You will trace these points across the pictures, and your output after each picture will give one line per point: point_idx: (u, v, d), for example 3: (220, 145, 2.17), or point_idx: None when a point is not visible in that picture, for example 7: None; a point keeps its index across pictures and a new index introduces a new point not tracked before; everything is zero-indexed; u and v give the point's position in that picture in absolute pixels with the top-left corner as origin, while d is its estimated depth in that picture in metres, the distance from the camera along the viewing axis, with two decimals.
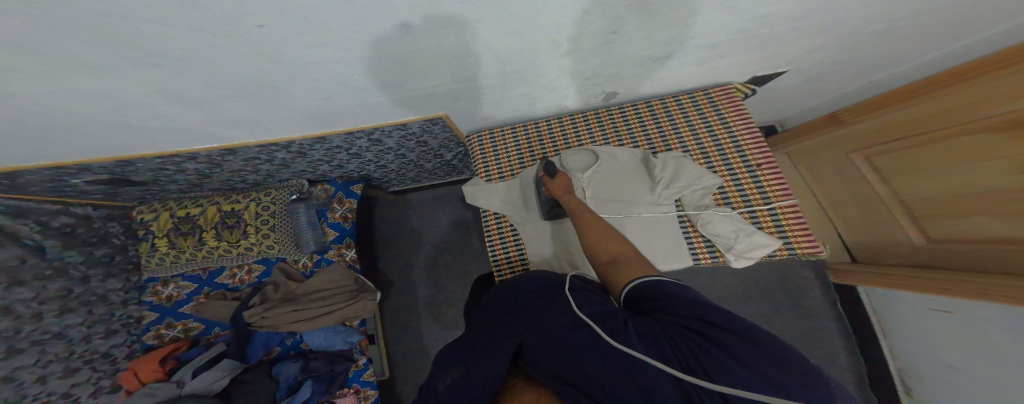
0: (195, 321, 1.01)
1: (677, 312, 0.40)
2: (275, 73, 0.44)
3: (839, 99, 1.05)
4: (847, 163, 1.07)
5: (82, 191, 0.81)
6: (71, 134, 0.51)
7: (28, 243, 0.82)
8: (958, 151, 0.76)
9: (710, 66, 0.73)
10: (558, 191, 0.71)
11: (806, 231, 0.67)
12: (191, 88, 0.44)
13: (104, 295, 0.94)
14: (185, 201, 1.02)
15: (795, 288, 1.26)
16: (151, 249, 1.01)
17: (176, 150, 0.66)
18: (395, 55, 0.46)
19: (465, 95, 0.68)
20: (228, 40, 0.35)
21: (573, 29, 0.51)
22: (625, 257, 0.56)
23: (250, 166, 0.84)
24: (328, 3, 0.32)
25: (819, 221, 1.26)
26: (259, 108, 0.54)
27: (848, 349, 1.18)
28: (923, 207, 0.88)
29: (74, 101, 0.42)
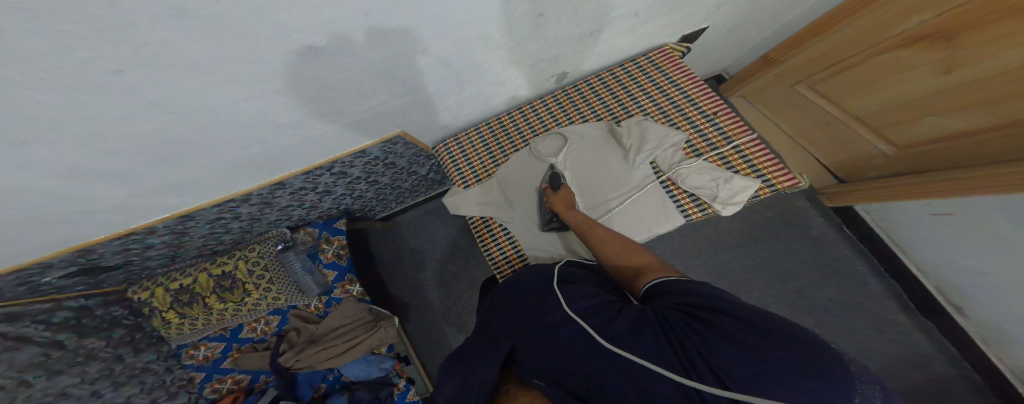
0: (241, 373, 1.04)
1: (680, 301, 0.42)
2: (202, 111, 0.43)
3: (773, 37, 1.08)
4: (798, 94, 1.12)
5: (64, 287, 0.80)
6: (35, 221, 0.51)
7: (42, 340, 0.77)
8: (910, 56, 0.78)
9: (642, 32, 0.73)
10: (562, 207, 0.71)
11: (779, 166, 0.67)
12: (125, 144, 0.43)
13: (146, 366, 0.95)
14: (175, 273, 1.01)
15: (798, 220, 1.25)
16: (164, 322, 0.99)
17: (129, 228, 0.67)
18: (319, 81, 0.47)
19: (414, 107, 0.68)
20: (124, 86, 0.34)
21: (497, 21, 0.51)
22: (649, 268, 0.55)
23: (219, 227, 0.84)
24: (207, 35, 0.31)
25: (792, 150, 1.28)
26: (208, 155, 0.53)
27: (870, 268, 1.16)
28: (889, 115, 0.91)
29: (18, 185, 0.42)
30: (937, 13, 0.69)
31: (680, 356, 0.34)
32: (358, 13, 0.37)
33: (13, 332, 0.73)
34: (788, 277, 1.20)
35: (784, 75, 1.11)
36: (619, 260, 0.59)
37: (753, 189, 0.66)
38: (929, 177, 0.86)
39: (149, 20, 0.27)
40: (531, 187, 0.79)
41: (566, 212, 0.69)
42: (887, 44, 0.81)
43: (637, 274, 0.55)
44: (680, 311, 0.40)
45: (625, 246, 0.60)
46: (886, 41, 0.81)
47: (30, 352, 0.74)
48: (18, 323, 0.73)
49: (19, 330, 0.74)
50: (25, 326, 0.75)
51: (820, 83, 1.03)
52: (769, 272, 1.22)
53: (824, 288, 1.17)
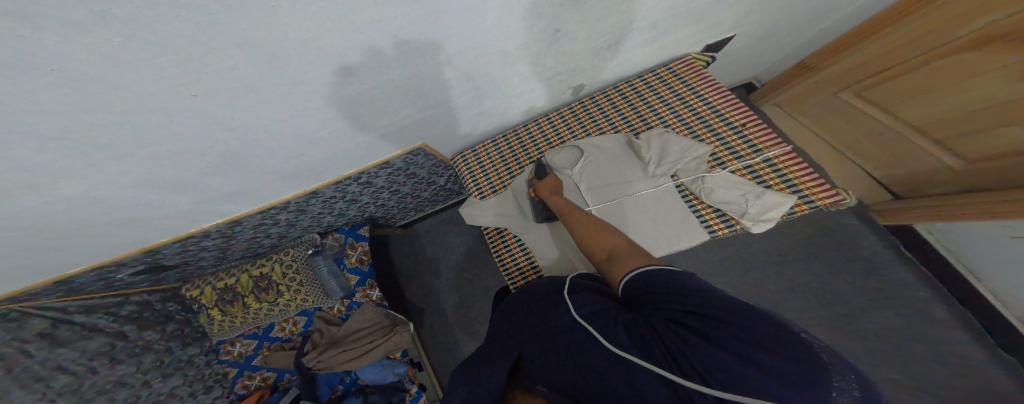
0: (269, 370, 1.10)
1: (663, 304, 0.39)
2: (247, 130, 0.47)
3: (810, 43, 1.03)
4: (841, 102, 1.06)
5: (133, 283, 0.89)
6: (108, 227, 0.58)
7: (109, 330, 0.88)
8: (975, 61, 0.71)
9: (662, 43, 0.72)
10: (546, 192, 0.73)
11: (817, 180, 0.62)
12: (182, 160, 0.48)
13: (191, 360, 1.02)
14: (221, 273, 1.10)
15: (843, 238, 1.14)
16: (209, 318, 1.08)
17: (187, 232, 0.74)
18: (354, 98, 0.50)
19: (435, 120, 0.71)
20: (184, 109, 0.38)
21: (517, 38, 0.53)
22: (621, 252, 0.53)
23: (260, 232, 0.91)
24: (256, 60, 0.35)
25: (836, 163, 1.19)
26: (250, 169, 0.59)
27: (935, 296, 1.02)
28: (956, 124, 0.82)
29: (95, 195, 0.48)
30: (1009, 13, 0.63)
31: (665, 355, 0.34)
32: (387, 34, 0.40)
33: (87, 322, 0.84)
34: (836, 303, 1.08)
35: (829, 80, 1.05)
36: (593, 243, 0.58)
37: (788, 205, 0.62)
38: (1001, 195, 0.77)
39: (210, 47, 0.31)
40: None
41: (550, 196, 0.71)
42: (951, 46, 0.74)
43: (609, 259, 0.54)
44: (660, 304, 0.39)
45: (601, 229, 0.59)
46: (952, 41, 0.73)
47: (100, 341, 0.85)
48: (95, 314, 0.85)
49: (94, 321, 0.85)
50: (98, 317, 0.86)
51: (867, 90, 0.96)
52: (811, 296, 1.10)
53: (880, 317, 1.04)
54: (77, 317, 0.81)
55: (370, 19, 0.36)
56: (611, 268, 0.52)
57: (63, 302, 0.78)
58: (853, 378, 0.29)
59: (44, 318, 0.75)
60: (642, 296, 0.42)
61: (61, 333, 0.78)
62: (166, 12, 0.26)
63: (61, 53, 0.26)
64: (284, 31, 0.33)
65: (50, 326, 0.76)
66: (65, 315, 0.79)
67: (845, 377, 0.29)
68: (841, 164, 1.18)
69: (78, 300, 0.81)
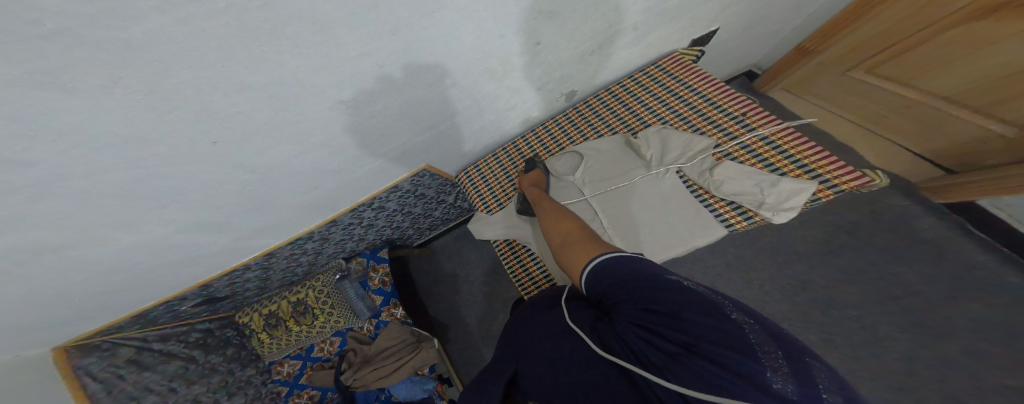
0: (314, 388, 1.15)
1: (621, 305, 0.37)
2: (265, 170, 0.53)
3: (815, 18, 0.98)
4: (855, 81, 1.00)
5: (195, 313, 1.00)
6: (164, 268, 0.66)
7: (182, 355, 0.97)
8: (994, 24, 0.67)
9: (648, 42, 0.71)
10: (526, 184, 0.76)
11: (837, 162, 0.58)
12: (215, 202, 0.55)
13: (248, 380, 1.09)
14: (265, 301, 1.20)
15: (892, 220, 1.02)
16: (260, 341, 1.18)
17: (231, 265, 0.82)
18: (356, 130, 0.55)
19: (435, 142, 0.75)
20: (205, 156, 0.44)
21: (500, 55, 0.55)
22: (575, 238, 0.55)
23: (292, 262, 1.00)
24: (261, 103, 0.40)
25: (866, 141, 1.09)
26: (274, 205, 0.65)
27: (1020, 277, 0.88)
28: (995, 89, 0.74)
29: (150, 239, 0.55)
30: None
31: (635, 358, 0.33)
32: (373, 66, 0.43)
33: (163, 349, 0.94)
34: (896, 294, 0.96)
35: (838, 59, 1.00)
36: (555, 230, 0.60)
37: (809, 192, 0.57)
38: None
39: (218, 95, 0.36)
40: None
41: (529, 187, 0.74)
42: (962, 12, 0.70)
43: (564, 245, 0.55)
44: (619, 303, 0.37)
45: (566, 219, 0.61)
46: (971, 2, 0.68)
47: (175, 364, 0.95)
48: (170, 341, 0.95)
49: (170, 347, 0.95)
50: (172, 344, 0.96)
51: (883, 64, 0.91)
52: (863, 287, 0.99)
53: (952, 306, 0.91)
54: (155, 345, 0.92)
55: (355, 53, 0.40)
56: (565, 252, 0.53)
57: (142, 333, 0.89)
58: (787, 352, 0.27)
59: (128, 347, 0.86)
60: (605, 296, 0.40)
61: (144, 358, 0.88)
62: (171, 69, 0.30)
63: (104, 113, 0.31)
64: (279, 74, 0.37)
65: (133, 353, 0.87)
66: (144, 342, 0.90)
67: (772, 354, 0.27)
68: (873, 141, 1.08)
69: (154, 330, 0.92)
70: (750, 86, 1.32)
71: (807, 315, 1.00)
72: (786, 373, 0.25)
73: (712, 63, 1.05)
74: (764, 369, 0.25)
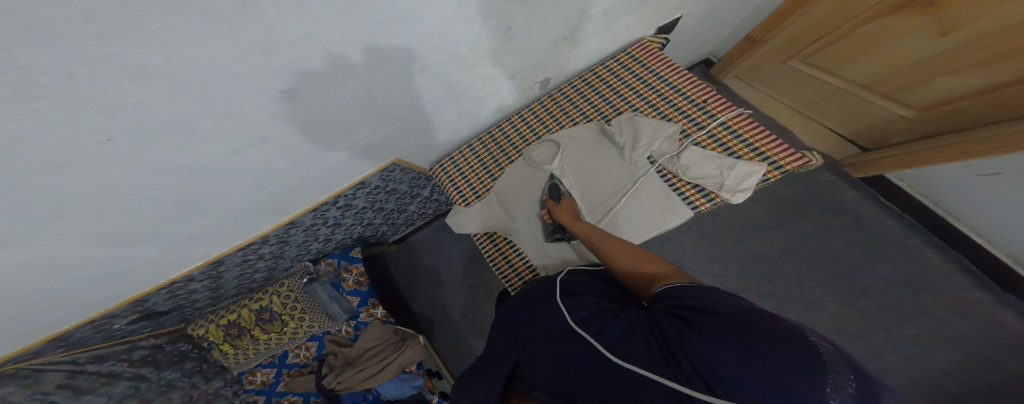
0: (295, 394, 1.10)
1: (672, 305, 0.41)
2: (205, 167, 0.48)
3: (761, 13, 1.05)
4: (792, 69, 1.10)
5: (137, 329, 0.87)
6: (90, 282, 0.58)
7: (130, 374, 0.86)
8: (907, 18, 0.76)
9: (616, 29, 0.72)
10: (565, 216, 0.70)
11: (782, 146, 0.64)
12: (142, 205, 0.48)
13: (217, 392, 1.02)
14: (221, 311, 1.10)
15: (827, 196, 1.16)
16: (222, 353, 1.09)
17: (171, 277, 0.74)
18: (309, 120, 0.50)
19: (402, 133, 0.71)
20: (124, 150, 0.38)
21: (467, 41, 0.53)
22: (662, 276, 0.51)
23: (249, 268, 0.91)
24: (194, 91, 0.35)
25: (803, 124, 1.21)
26: (225, 204, 0.59)
27: (919, 239, 1.05)
28: (904, 76, 0.86)
29: (63, 253, 0.47)
30: None
31: (667, 351, 0.35)
32: (326, 50, 0.40)
33: (106, 369, 0.81)
34: (827, 260, 1.10)
35: (776, 50, 1.09)
36: (630, 267, 0.56)
37: (760, 173, 0.63)
38: (966, 133, 0.80)
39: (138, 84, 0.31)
40: (535, 201, 0.79)
41: (571, 222, 0.67)
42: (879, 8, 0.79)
43: (650, 282, 0.52)
44: (671, 304, 0.41)
45: (639, 254, 0.57)
46: None
47: (122, 385, 0.82)
48: (109, 362, 0.82)
49: (110, 368, 0.82)
50: (113, 364, 0.83)
51: (815, 54, 1.01)
52: (801, 256, 1.13)
53: (868, 266, 1.07)
54: (92, 367, 0.79)
55: (300, 36, 0.36)
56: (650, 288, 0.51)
57: (74, 354, 0.75)
58: (856, 381, 0.28)
59: (58, 370, 0.72)
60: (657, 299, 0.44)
61: (81, 383, 0.75)
62: (62, 54, 0.24)
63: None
64: (216, 60, 0.33)
65: (67, 377, 0.73)
66: (80, 366, 0.76)
67: (843, 376, 0.28)
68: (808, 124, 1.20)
69: (89, 351, 0.78)
70: (707, 74, 1.39)
71: (756, 284, 1.13)
72: (849, 393, 0.27)
73: (674, 52, 1.10)
74: (826, 382, 0.27)
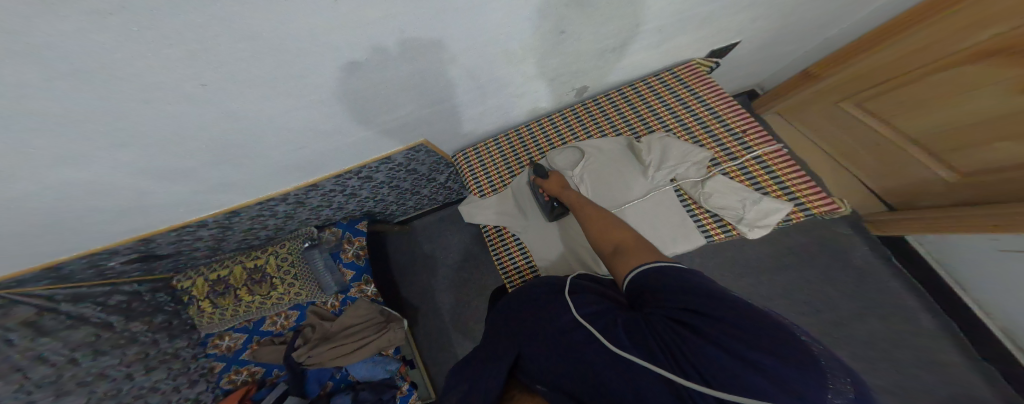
0: (257, 365, 1.07)
1: (664, 303, 0.39)
2: (249, 123, 0.48)
3: (820, 49, 1.04)
4: (841, 112, 1.08)
5: (125, 271, 0.90)
6: (111, 213, 0.59)
7: (97, 320, 0.90)
8: (966, 77, 0.74)
9: (668, 46, 0.72)
10: (555, 189, 0.72)
11: (815, 189, 0.63)
12: (182, 152, 0.49)
13: (176, 353, 1.02)
14: (216, 264, 1.11)
15: (837, 247, 1.16)
16: (198, 311, 1.08)
17: (185, 220, 0.73)
18: (357, 93, 0.50)
19: (437, 117, 0.70)
20: (185, 100, 0.38)
21: (522, 37, 0.53)
22: (628, 246, 0.53)
23: (258, 223, 0.90)
24: (267, 50, 0.35)
25: (836, 173, 1.20)
26: (258, 159, 0.59)
27: (925, 306, 1.03)
28: (952, 138, 0.83)
29: (96, 183, 0.49)
30: (1000, 30, 0.65)
31: (667, 355, 0.34)
32: (393, 29, 0.39)
33: (74, 312, 0.85)
34: (828, 310, 1.09)
35: (829, 90, 1.07)
36: (601, 238, 0.58)
37: (784, 212, 0.62)
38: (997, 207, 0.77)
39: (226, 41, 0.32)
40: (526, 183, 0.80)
41: (560, 191, 0.71)
42: (941, 62, 0.77)
43: (615, 253, 0.53)
44: (662, 302, 0.39)
45: (613, 225, 0.59)
46: (962, 50, 0.72)
47: (84, 331, 0.86)
48: (81, 304, 0.87)
49: (81, 311, 0.87)
50: (84, 307, 0.87)
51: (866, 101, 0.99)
52: (802, 303, 1.12)
53: (870, 326, 1.05)
54: (64, 307, 0.83)
55: (377, 15, 0.36)
56: (615, 262, 0.52)
57: (52, 290, 0.80)
58: (851, 382, 0.29)
59: (31, 305, 0.76)
60: (642, 294, 0.42)
61: (46, 323, 0.79)
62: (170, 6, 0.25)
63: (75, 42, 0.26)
64: (290, 28, 0.33)
65: (36, 315, 0.77)
66: (53, 302, 0.81)
67: (840, 379, 0.29)
68: (842, 174, 1.19)
69: (68, 288, 0.83)
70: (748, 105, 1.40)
71: None
72: (847, 396, 0.28)
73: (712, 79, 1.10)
74: (828, 388, 0.27)
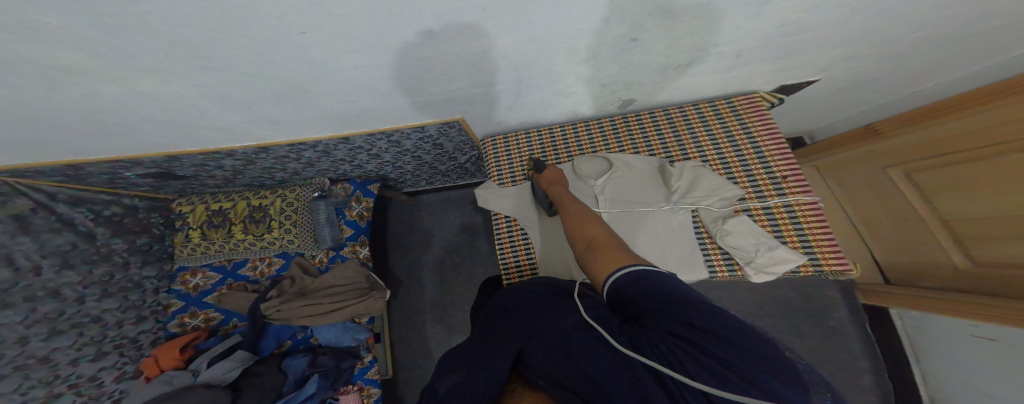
0: (216, 311, 1.08)
1: (658, 312, 0.36)
2: (305, 73, 0.47)
3: (878, 110, 1.01)
4: (877, 178, 1.03)
5: (132, 184, 0.93)
6: (148, 127, 0.59)
7: (82, 228, 0.95)
8: (1011, 168, 0.69)
9: (735, 73, 0.71)
10: (546, 181, 0.74)
11: (834, 247, 0.64)
12: (235, 86, 0.49)
13: (141, 282, 1.05)
14: (220, 195, 1.12)
15: (816, 306, 1.21)
16: (185, 240, 1.11)
17: (220, 147, 0.73)
18: (420, 60, 0.49)
19: (481, 99, 0.69)
20: (264, 42, 0.39)
21: (594, 36, 0.51)
22: (601, 241, 0.52)
23: (279, 164, 0.90)
24: (362, 10, 0.34)
25: (851, 238, 1.19)
26: (307, 105, 0.58)
27: (873, 371, 1.13)
28: (980, 228, 0.79)
29: (140, 97, 0.49)
30: None
31: (660, 356, 0.32)
32: (477, 7, 0.38)
33: (66, 214, 0.92)
34: None
35: (877, 153, 1.02)
36: (578, 231, 0.58)
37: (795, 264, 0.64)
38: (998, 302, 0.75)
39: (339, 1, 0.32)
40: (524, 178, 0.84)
41: (549, 184, 0.72)
42: (995, 148, 0.72)
43: (588, 246, 0.53)
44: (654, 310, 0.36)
45: (591, 220, 0.59)
46: (1018, 140, 0.68)
47: (64, 237, 0.92)
48: (76, 208, 0.94)
49: (72, 215, 0.93)
50: (77, 212, 0.94)
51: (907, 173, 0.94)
52: None
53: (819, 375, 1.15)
54: (60, 207, 0.91)
55: None
56: (589, 256, 0.51)
57: (56, 187, 0.88)
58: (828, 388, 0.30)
59: (28, 199, 0.84)
60: (631, 302, 0.39)
61: (34, 219, 0.86)
62: None
63: None
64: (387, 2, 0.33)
65: (30, 209, 0.85)
66: (51, 201, 0.89)
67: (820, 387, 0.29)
68: (855, 240, 1.18)
69: (70, 189, 0.91)
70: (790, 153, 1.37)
71: None
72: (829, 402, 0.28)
73: None
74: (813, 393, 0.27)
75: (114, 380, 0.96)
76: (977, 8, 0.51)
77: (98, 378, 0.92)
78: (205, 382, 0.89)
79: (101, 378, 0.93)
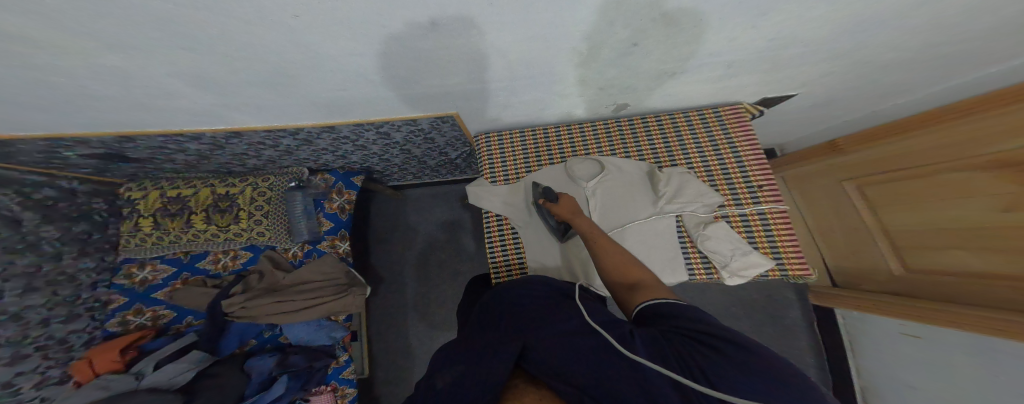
0: (166, 308, 0.99)
1: (682, 328, 0.39)
2: (291, 58, 0.44)
3: (842, 127, 1.10)
4: (836, 190, 1.13)
5: (72, 164, 0.82)
6: (96, 104, 0.52)
7: (4, 213, 0.81)
8: (951, 184, 0.77)
9: (724, 84, 0.75)
10: (565, 213, 0.70)
11: (798, 253, 0.70)
12: (209, 68, 0.44)
13: (74, 275, 0.94)
14: (178, 181, 1.02)
15: (776, 305, 1.32)
16: (133, 229, 0.99)
17: (184, 129, 0.66)
18: (417, 52, 0.46)
19: (477, 95, 0.68)
20: (254, 25, 0.35)
21: (594, 40, 0.52)
22: (645, 284, 0.54)
23: (252, 151, 0.83)
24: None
25: (808, 245, 1.30)
26: (291, 90, 0.54)
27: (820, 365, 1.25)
28: (919, 237, 0.88)
29: (91, 74, 0.43)
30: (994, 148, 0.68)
31: (680, 365, 0.33)
32: (482, 2, 0.36)
33: None
34: None
35: (838, 167, 1.11)
36: (616, 275, 0.58)
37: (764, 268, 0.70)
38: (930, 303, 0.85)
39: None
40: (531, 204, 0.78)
41: (573, 218, 0.69)
42: (939, 166, 0.80)
43: (632, 290, 0.55)
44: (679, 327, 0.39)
45: (627, 260, 0.60)
46: (957, 160, 0.75)
47: None
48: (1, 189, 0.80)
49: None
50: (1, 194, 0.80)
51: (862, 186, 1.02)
52: None
53: None
54: None
55: None
56: (632, 297, 0.53)
57: None
58: None
59: None
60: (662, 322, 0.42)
61: None
62: None
63: None
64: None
65: None
66: None
67: None
68: (812, 247, 1.29)
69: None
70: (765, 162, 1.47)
71: None
72: None
73: None
74: None
75: (34, 386, 0.84)
76: (936, 37, 0.57)
77: (14, 384, 0.81)
78: (151, 386, 0.81)
79: (19, 385, 0.82)
